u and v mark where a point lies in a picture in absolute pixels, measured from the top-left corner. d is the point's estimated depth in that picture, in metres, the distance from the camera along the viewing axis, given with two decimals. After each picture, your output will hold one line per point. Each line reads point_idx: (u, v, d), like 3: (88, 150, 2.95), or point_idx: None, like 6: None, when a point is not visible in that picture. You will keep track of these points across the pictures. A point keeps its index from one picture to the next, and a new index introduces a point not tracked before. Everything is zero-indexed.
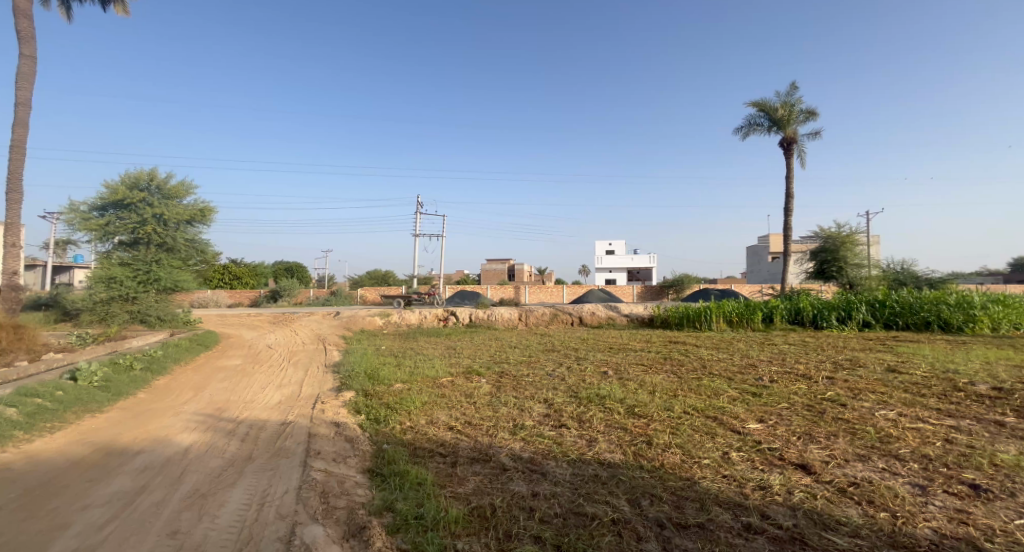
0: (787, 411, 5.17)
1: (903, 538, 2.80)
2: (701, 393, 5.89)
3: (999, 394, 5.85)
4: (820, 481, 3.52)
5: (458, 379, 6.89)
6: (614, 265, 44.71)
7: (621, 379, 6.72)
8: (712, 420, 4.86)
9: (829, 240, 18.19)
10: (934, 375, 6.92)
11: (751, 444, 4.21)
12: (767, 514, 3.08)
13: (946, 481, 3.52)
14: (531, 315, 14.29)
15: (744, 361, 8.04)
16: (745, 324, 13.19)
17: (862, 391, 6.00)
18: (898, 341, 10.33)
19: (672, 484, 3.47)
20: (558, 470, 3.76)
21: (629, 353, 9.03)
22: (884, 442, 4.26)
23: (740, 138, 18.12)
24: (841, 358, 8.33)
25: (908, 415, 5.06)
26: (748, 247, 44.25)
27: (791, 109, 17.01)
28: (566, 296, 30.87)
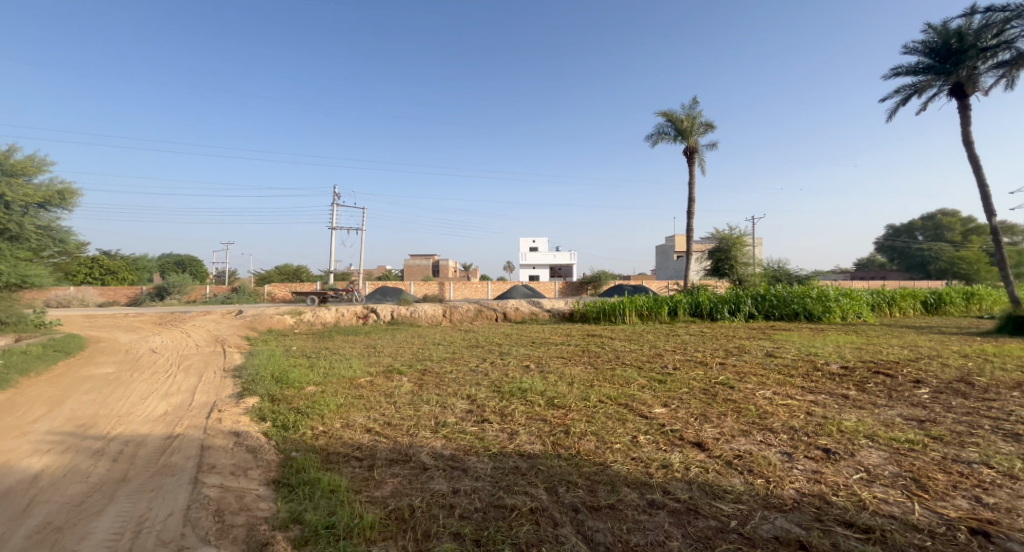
0: (687, 395, 5.54)
1: (774, 500, 3.09)
2: (614, 382, 6.14)
3: (846, 372, 6.79)
4: (711, 456, 3.79)
5: (377, 379, 6.61)
6: (537, 262, 45.63)
7: (541, 372, 6.83)
8: (624, 407, 5.06)
9: (723, 241, 19.72)
10: (801, 357, 7.87)
11: (657, 427, 4.44)
12: (667, 490, 3.25)
13: (806, 447, 3.96)
14: (455, 312, 14.11)
15: (652, 351, 8.55)
16: (654, 316, 14.08)
17: (746, 374, 6.62)
18: (775, 330, 11.61)
19: (586, 470, 3.56)
20: (478, 464, 3.71)
21: (549, 347, 9.21)
22: (762, 418, 4.69)
23: (649, 145, 19.17)
24: (731, 345, 9.15)
25: (781, 392, 5.65)
26: (658, 247, 47.28)
27: (693, 121, 18.29)
28: (490, 293, 30.98)
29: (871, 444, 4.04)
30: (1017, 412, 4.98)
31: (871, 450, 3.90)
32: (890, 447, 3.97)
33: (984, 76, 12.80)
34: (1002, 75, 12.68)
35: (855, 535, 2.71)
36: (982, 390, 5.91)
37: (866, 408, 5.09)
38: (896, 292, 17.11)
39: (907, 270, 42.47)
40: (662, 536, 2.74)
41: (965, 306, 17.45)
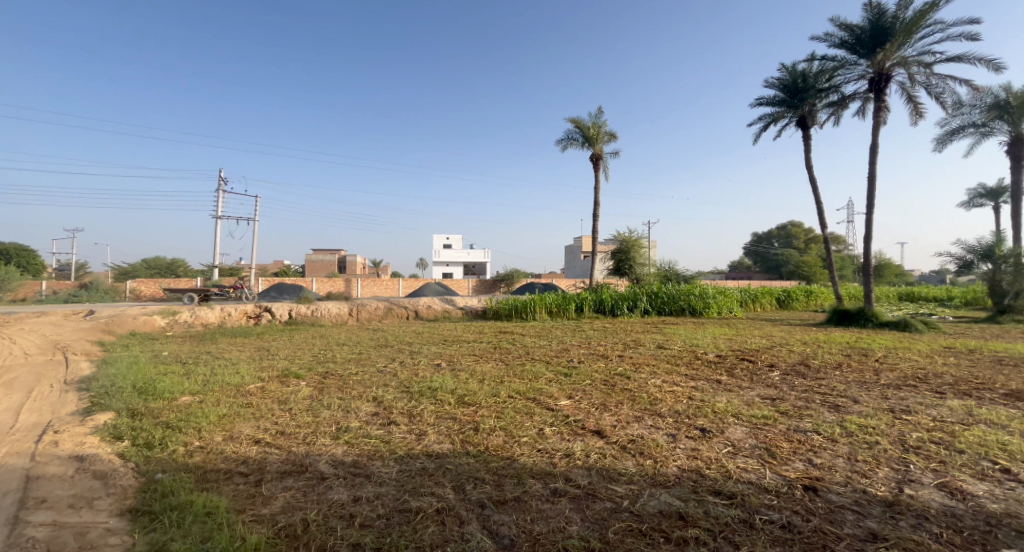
0: (590, 386, 5.72)
1: (661, 477, 3.26)
2: (523, 377, 6.17)
3: (720, 359, 7.54)
4: (609, 442, 3.91)
5: (270, 384, 6.01)
6: (450, 259, 45.15)
7: (452, 370, 6.69)
8: (532, 401, 5.09)
9: (624, 243, 20.98)
10: (686, 348, 8.58)
11: (562, 419, 4.50)
12: (569, 477, 3.29)
13: (687, 427, 4.26)
14: (363, 310, 13.39)
15: (560, 346, 8.77)
16: (562, 313, 14.53)
17: (642, 364, 7.04)
18: (666, 324, 12.57)
19: (494, 465, 3.49)
20: (382, 469, 3.47)
21: (461, 345, 9.07)
22: (653, 404, 4.98)
23: (559, 149, 19.78)
24: (629, 339, 9.72)
25: (669, 380, 6.07)
26: (568, 246, 49.16)
27: (599, 129, 19.16)
28: (401, 291, 30.04)
29: (737, 421, 4.47)
30: (839, 388, 5.92)
31: (737, 426, 4.31)
32: (751, 423, 4.44)
33: (820, 113, 14.92)
34: (831, 114, 14.89)
35: (722, 502, 2.95)
36: (816, 370, 6.93)
37: (733, 390, 5.67)
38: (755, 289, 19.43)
39: (765, 272, 48.44)
40: (563, 522, 2.76)
41: (805, 302, 20.31)
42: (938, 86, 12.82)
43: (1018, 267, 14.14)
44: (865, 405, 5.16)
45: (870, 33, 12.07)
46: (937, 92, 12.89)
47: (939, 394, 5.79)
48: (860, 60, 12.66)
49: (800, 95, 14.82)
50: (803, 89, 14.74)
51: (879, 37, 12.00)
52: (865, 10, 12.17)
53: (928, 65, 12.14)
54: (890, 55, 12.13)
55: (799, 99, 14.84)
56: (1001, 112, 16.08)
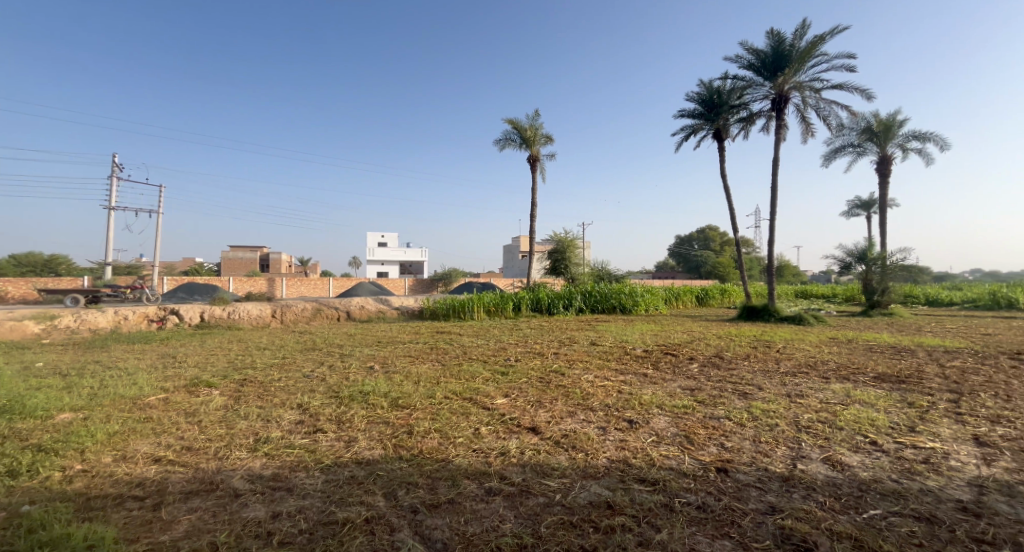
0: (526, 384, 5.66)
1: (591, 470, 3.24)
2: (460, 377, 6.00)
3: (647, 354, 7.82)
4: (542, 438, 3.85)
5: (175, 395, 5.38)
6: (386, 258, 43.72)
7: (385, 372, 6.37)
8: (468, 401, 4.94)
9: (560, 243, 21.58)
10: (617, 344, 8.82)
11: (498, 417, 4.39)
12: (504, 475, 3.18)
13: (616, 420, 4.31)
14: (288, 312, 12.51)
15: (497, 345, 8.67)
16: (500, 312, 14.46)
17: (575, 361, 7.11)
18: (600, 322, 12.88)
19: (427, 468, 3.30)
20: (306, 481, 3.16)
21: (395, 346, 8.71)
22: (585, 399, 5.01)
23: (498, 149, 19.80)
24: (564, 337, 9.83)
25: (601, 375, 6.17)
26: (507, 246, 49.44)
27: (536, 131, 19.32)
28: (331, 290, 28.64)
29: (660, 411, 4.60)
30: (747, 377, 6.33)
31: (661, 416, 4.43)
32: (673, 412, 4.59)
33: (732, 127, 16.02)
34: (741, 129, 16.04)
35: (646, 488, 2.98)
36: (728, 361, 7.38)
37: (658, 382, 5.86)
38: (678, 288, 20.55)
39: (688, 272, 51.47)
40: (497, 520, 2.65)
41: (720, 300, 21.76)
42: (825, 110, 14.22)
43: (884, 268, 15.97)
44: (768, 391, 5.55)
45: (771, 58, 13.15)
46: (825, 114, 14.29)
47: (825, 379, 6.39)
48: (764, 82, 13.73)
49: (715, 110, 15.82)
50: (717, 104, 15.75)
51: (780, 62, 13.11)
52: (767, 36, 13.23)
53: (818, 91, 13.45)
54: (788, 79, 13.26)
55: (715, 113, 15.85)
56: (871, 135, 18.27)
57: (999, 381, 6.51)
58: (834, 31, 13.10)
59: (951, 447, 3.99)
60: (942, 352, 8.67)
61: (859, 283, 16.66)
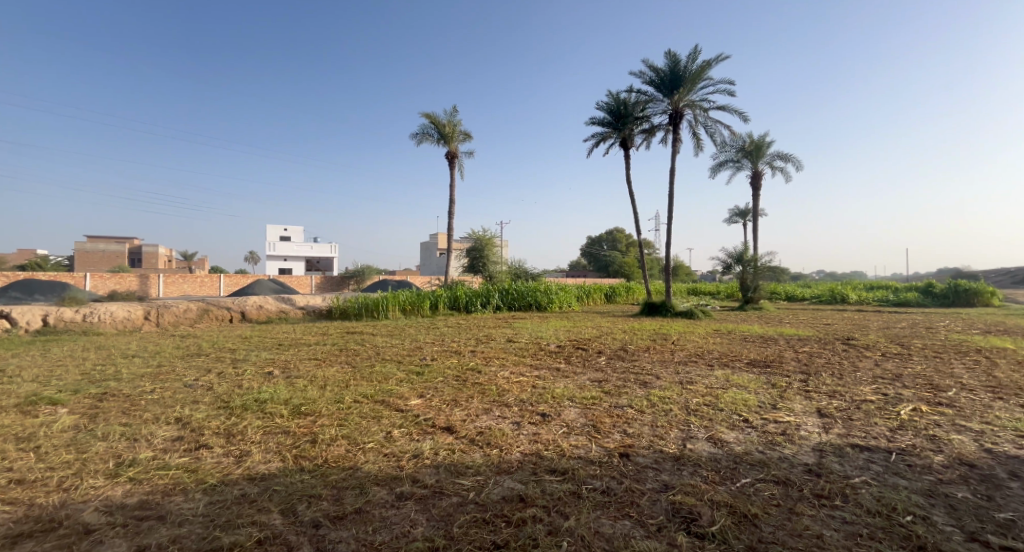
0: (442, 383, 5.59)
1: (505, 465, 3.29)
2: (372, 379, 5.78)
3: (559, 349, 8.10)
4: (458, 437, 3.83)
5: (5, 417, 4.55)
6: (288, 253, 40.69)
7: (287, 378, 5.93)
8: (380, 404, 4.76)
9: (478, 241, 21.89)
10: (532, 340, 9.02)
11: (411, 419, 4.29)
12: (416, 478, 3.11)
13: (531, 414, 4.41)
14: (166, 313, 11.21)
15: (413, 344, 8.47)
16: (416, 311, 14.09)
17: (492, 358, 7.18)
18: (517, 319, 13.08)
19: (332, 478, 3.12)
20: (184, 505, 2.84)
21: (300, 348, 8.17)
22: (500, 395, 5.07)
23: (415, 143, 19.38)
24: (481, 334, 9.86)
25: (517, 371, 6.28)
26: (423, 243, 48.56)
27: (455, 127, 19.12)
28: (221, 289, 26.11)
29: (570, 404, 4.78)
30: (648, 367, 6.82)
31: (571, 408, 4.61)
32: (583, 404, 4.80)
33: (636, 137, 17.08)
34: (644, 139, 17.15)
35: (556, 479, 3.08)
36: (631, 354, 7.90)
37: (570, 375, 6.10)
38: (589, 285, 21.57)
39: (598, 270, 54.06)
40: (407, 526, 2.58)
41: (626, 296, 23.19)
42: (711, 128, 15.69)
43: (756, 269, 17.94)
44: (664, 380, 6.02)
45: (668, 77, 14.24)
46: (712, 132, 15.76)
47: (711, 367, 7.10)
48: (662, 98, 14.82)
49: (621, 120, 16.78)
50: (622, 115, 16.71)
51: (675, 82, 14.23)
52: (664, 56, 14.32)
53: (705, 110, 14.78)
54: (682, 99, 14.43)
55: (621, 123, 16.81)
56: (746, 153, 20.52)
57: (840, 362, 7.65)
58: (719, 58, 14.53)
59: (800, 419, 4.61)
60: (800, 340, 10.01)
61: (736, 282, 18.60)
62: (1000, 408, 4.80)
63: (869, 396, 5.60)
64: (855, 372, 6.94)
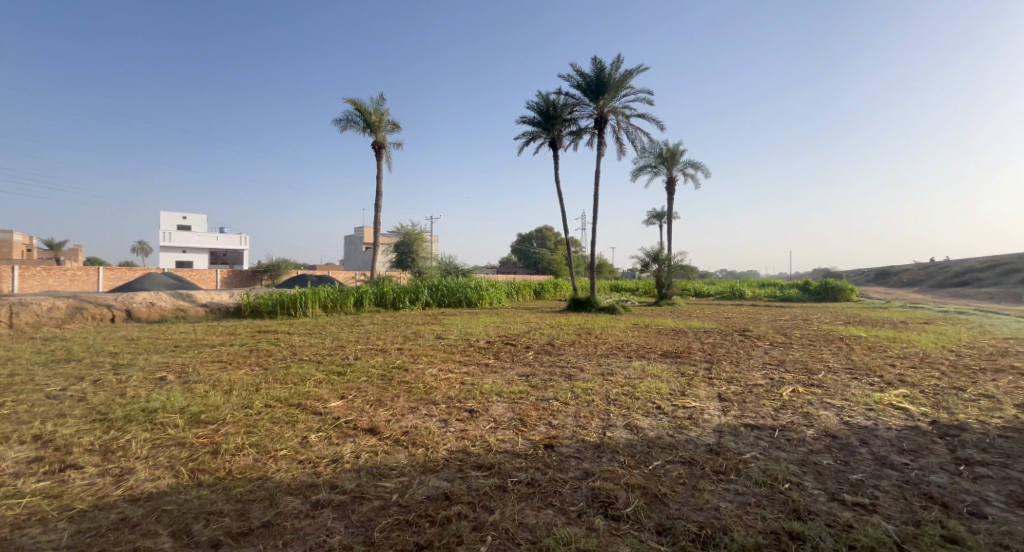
0: (366, 383, 5.54)
1: (430, 464, 3.34)
2: (287, 382, 5.54)
3: (488, 345, 8.35)
4: (381, 438, 3.79)
5: None
6: (190, 245, 37.33)
7: (186, 384, 5.50)
8: (296, 407, 4.55)
9: (407, 236, 21.60)
10: (461, 337, 9.18)
11: (331, 422, 4.15)
12: (334, 484, 3.00)
13: (458, 411, 4.58)
14: (24, 313, 9.68)
15: (335, 343, 8.29)
16: (338, 308, 13.69)
17: (420, 355, 7.27)
18: (446, 315, 13.18)
19: (235, 491, 2.87)
20: (42, 539, 2.42)
21: (201, 351, 7.66)
22: (428, 393, 5.18)
23: (338, 130, 18.65)
24: (409, 331, 9.84)
25: (444, 368, 6.44)
26: (347, 237, 46.81)
27: (382, 116, 18.69)
28: (102, 284, 23.25)
29: (499, 399, 5.03)
30: (572, 360, 7.30)
31: (499, 403, 4.86)
32: (511, 398, 5.08)
33: (564, 139, 17.72)
34: (571, 141, 17.83)
35: (482, 474, 3.20)
36: (557, 348, 8.32)
37: (498, 371, 6.36)
38: (518, 282, 22.12)
39: (526, 267, 55.19)
40: (324, 535, 2.47)
41: (554, 293, 23.97)
42: (633, 135, 16.70)
43: (670, 268, 19.30)
44: (587, 372, 6.46)
45: (594, 82, 14.94)
46: (633, 138, 16.77)
47: (630, 358, 7.73)
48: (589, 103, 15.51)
49: (550, 121, 17.33)
50: (551, 116, 17.27)
51: (600, 88, 14.97)
52: (590, 63, 15.01)
53: (627, 116, 15.69)
54: (606, 104, 15.22)
55: (549, 123, 17.35)
56: (663, 160, 21.98)
57: (738, 351, 8.57)
58: (639, 69, 15.54)
59: (704, 403, 5.20)
60: (704, 332, 11.06)
61: (653, 279, 19.92)
62: (856, 386, 5.72)
63: (759, 380, 6.41)
64: (749, 359, 7.86)
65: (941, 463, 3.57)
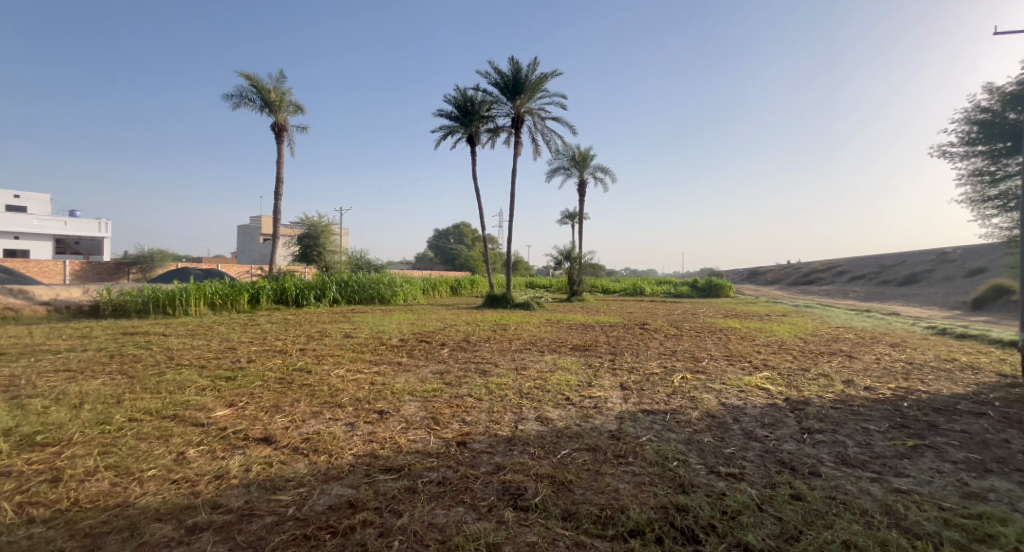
0: (259, 389, 5.26)
1: (334, 472, 3.28)
2: (159, 391, 5.04)
3: (402, 343, 8.32)
4: (276, 448, 3.63)
5: None
6: (41, 231, 32.16)
7: (19, 400, 4.74)
8: (169, 420, 4.15)
9: (312, 228, 20.45)
10: (371, 335, 9.02)
11: (215, 434, 3.86)
12: (217, 504, 2.80)
13: (366, 413, 4.56)
14: None
15: (222, 346, 7.72)
16: (229, 306, 12.69)
17: (325, 356, 7.06)
18: (354, 313, 12.80)
19: (83, 525, 2.55)
20: None
21: (42, 358, 6.70)
22: (333, 396, 5.08)
23: (230, 107, 17.18)
24: (313, 331, 9.45)
25: (352, 369, 6.32)
26: (243, 227, 43.22)
27: (282, 96, 17.59)
28: None
29: (411, 398, 5.10)
30: (487, 356, 7.52)
31: (411, 403, 4.92)
32: (423, 397, 5.16)
33: (482, 136, 17.92)
34: (488, 138, 18.05)
35: (390, 478, 3.23)
36: (472, 344, 8.50)
37: (411, 369, 6.40)
38: (435, 278, 22.00)
39: (442, 263, 54.75)
40: None
41: (471, 289, 24.17)
42: (548, 136, 17.33)
43: (581, 266, 20.24)
44: (502, 368, 6.71)
45: (511, 81, 15.28)
46: (548, 139, 17.40)
47: (542, 352, 8.12)
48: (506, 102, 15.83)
49: (467, 117, 17.43)
50: (468, 112, 17.37)
51: (517, 88, 15.36)
52: (508, 62, 15.33)
53: (542, 118, 16.27)
54: (522, 104, 15.65)
55: (467, 119, 17.44)
56: (575, 163, 22.98)
57: (637, 343, 9.33)
58: (554, 73, 16.19)
59: (608, 393, 5.66)
60: (608, 326, 11.83)
61: (565, 276, 20.77)
62: (731, 371, 6.54)
63: (654, 369, 7.07)
64: (646, 350, 8.61)
65: (791, 433, 4.23)
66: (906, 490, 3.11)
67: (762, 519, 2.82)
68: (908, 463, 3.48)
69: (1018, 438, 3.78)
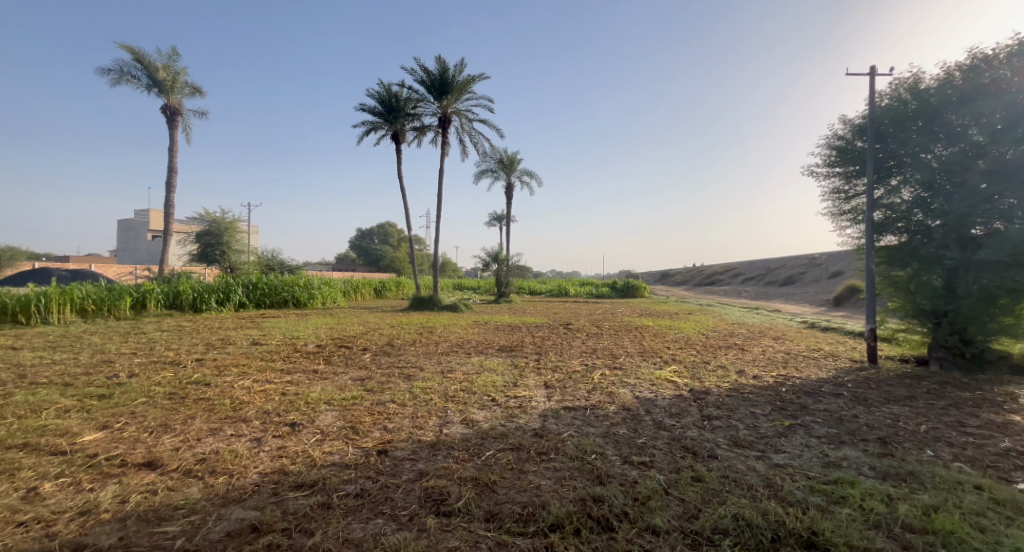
0: (142, 407, 4.79)
1: (233, 494, 3.09)
2: (7, 416, 4.43)
3: (319, 349, 7.95)
4: (163, 474, 3.35)
5: None
6: None
7: None
8: (19, 451, 3.67)
9: (214, 225, 18.97)
10: (283, 341, 8.53)
11: (81, 463, 3.48)
12: (81, 545, 2.53)
13: (275, 427, 4.33)
14: None
15: (97, 359, 6.93)
16: (106, 312, 11.35)
17: (227, 366, 6.57)
18: (264, 318, 12.01)
19: None
20: None
21: None
22: (236, 410, 4.76)
23: (110, 84, 15.48)
24: (215, 338, 8.75)
25: (260, 379, 5.94)
26: (134, 224, 38.97)
27: (175, 76, 16.16)
28: None
29: (328, 407, 4.91)
30: (412, 359, 7.41)
31: (327, 413, 4.74)
32: (342, 405, 5.00)
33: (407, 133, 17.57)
34: (415, 137, 17.74)
35: (301, 495, 3.10)
36: (396, 348, 8.32)
37: (329, 377, 6.15)
38: (359, 279, 21.27)
39: (366, 264, 52.97)
40: None
41: (395, 289, 23.63)
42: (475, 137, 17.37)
43: (507, 268, 20.50)
44: (427, 371, 6.65)
45: (438, 81, 15.13)
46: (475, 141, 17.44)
47: (468, 354, 8.13)
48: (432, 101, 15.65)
49: (392, 113, 17.01)
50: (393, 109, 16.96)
51: (443, 88, 15.24)
52: (434, 62, 15.17)
53: (470, 119, 16.25)
54: (448, 104, 15.57)
55: (391, 116, 17.01)
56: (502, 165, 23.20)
57: (560, 342, 9.63)
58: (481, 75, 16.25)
59: (532, 392, 5.81)
60: (533, 326, 12.08)
61: (493, 278, 20.96)
62: (645, 366, 6.96)
63: (576, 367, 7.34)
64: (569, 349, 8.92)
65: (694, 421, 4.60)
66: (783, 465, 3.50)
67: (667, 502, 3.05)
68: (785, 441, 3.92)
69: (865, 413, 4.38)
